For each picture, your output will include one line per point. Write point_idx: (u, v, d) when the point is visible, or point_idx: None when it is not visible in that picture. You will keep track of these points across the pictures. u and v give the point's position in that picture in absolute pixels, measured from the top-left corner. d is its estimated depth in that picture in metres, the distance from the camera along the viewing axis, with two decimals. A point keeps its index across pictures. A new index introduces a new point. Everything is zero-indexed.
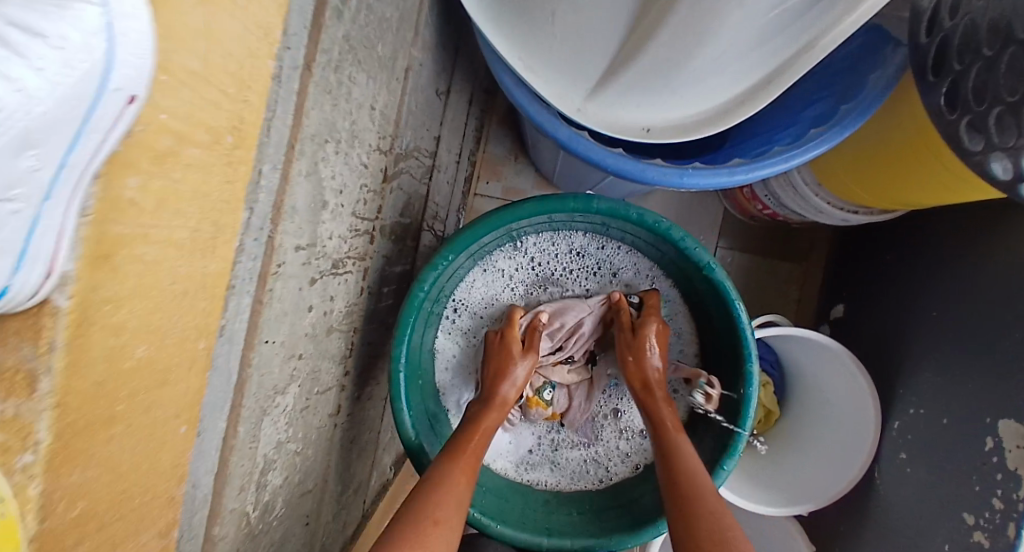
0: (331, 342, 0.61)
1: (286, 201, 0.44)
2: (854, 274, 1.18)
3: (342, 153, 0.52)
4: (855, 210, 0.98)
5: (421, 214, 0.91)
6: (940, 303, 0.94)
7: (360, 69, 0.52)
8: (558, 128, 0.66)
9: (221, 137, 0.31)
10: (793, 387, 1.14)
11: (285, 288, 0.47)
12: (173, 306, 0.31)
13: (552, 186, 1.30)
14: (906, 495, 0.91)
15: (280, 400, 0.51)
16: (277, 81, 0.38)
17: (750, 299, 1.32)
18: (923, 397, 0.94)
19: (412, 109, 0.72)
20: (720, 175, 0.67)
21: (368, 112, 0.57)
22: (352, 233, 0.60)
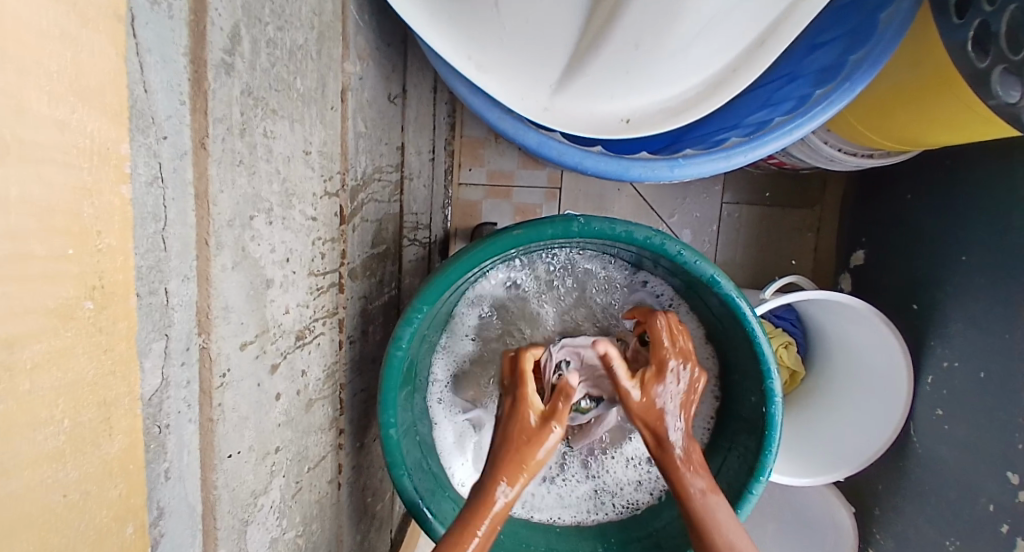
0: (314, 414, 0.56)
1: (214, 304, 0.38)
2: (873, 215, 1.09)
3: (277, 220, 0.45)
4: (869, 154, 0.89)
5: (398, 234, 0.84)
6: (972, 245, 0.86)
7: (278, 118, 0.44)
8: (525, 133, 0.57)
9: (84, 292, 0.24)
10: (817, 347, 1.10)
11: (237, 393, 0.41)
12: (93, 503, 0.25)
13: (538, 165, 1.19)
14: (947, 451, 0.88)
15: (263, 502, 0.46)
16: (153, 183, 0.31)
17: (765, 255, 1.24)
18: (958, 349, 0.88)
19: (361, 129, 0.64)
20: (717, 161, 0.58)
21: (301, 158, 0.49)
22: (313, 293, 0.54)
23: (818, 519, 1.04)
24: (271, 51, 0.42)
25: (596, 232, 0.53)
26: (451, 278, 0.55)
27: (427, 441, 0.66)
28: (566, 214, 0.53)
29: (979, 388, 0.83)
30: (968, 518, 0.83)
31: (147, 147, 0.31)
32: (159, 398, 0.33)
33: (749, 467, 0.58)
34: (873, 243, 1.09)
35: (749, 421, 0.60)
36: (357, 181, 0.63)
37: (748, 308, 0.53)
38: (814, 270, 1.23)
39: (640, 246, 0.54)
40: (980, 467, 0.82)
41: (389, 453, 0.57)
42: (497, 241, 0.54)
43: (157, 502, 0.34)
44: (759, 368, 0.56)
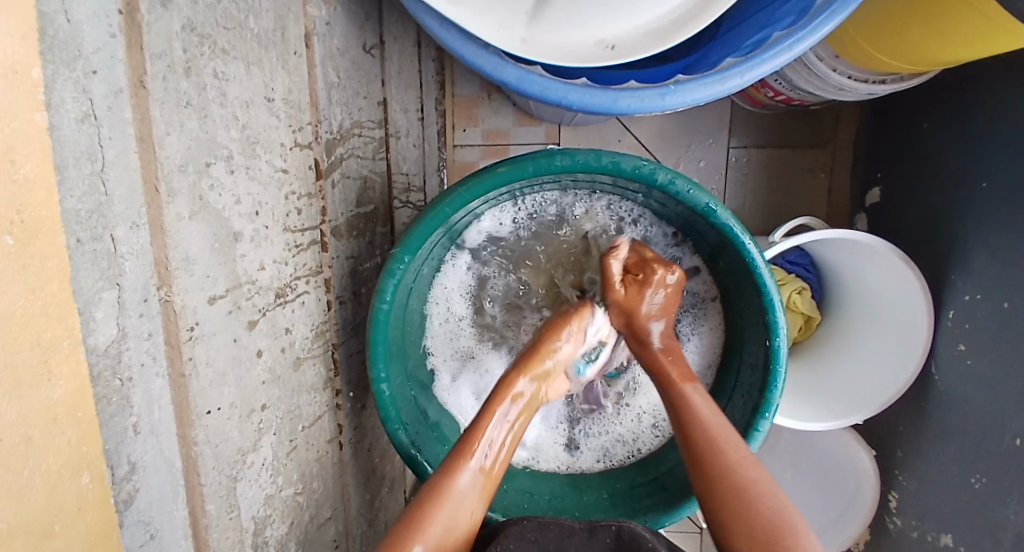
0: (304, 373, 0.55)
1: (173, 255, 0.36)
2: (889, 147, 1.02)
3: (239, 170, 0.43)
4: (880, 78, 0.83)
5: (388, 194, 0.82)
6: (994, 171, 0.80)
7: (230, 59, 0.42)
8: (503, 68, 0.53)
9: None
10: (832, 291, 1.06)
11: (210, 348, 0.40)
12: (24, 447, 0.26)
13: (534, 119, 1.15)
14: (970, 386, 0.84)
15: (253, 458, 0.46)
16: (84, 121, 0.29)
17: (777, 199, 1.18)
18: (977, 282, 0.84)
19: (334, 78, 0.61)
20: (710, 86, 0.54)
21: (262, 103, 0.46)
22: (292, 248, 0.52)
23: (838, 464, 1.02)
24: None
25: (580, 165, 0.50)
26: (433, 225, 0.53)
27: (425, 397, 0.65)
28: (548, 148, 0.50)
29: (1001, 319, 0.79)
30: (990, 454, 0.81)
31: (74, 82, 0.29)
32: (117, 349, 0.33)
33: (754, 404, 0.57)
34: (889, 178, 1.03)
35: (753, 357, 0.57)
36: (333, 135, 0.61)
37: (747, 239, 0.51)
38: (828, 211, 1.17)
39: (628, 177, 0.51)
40: (1004, 402, 0.78)
41: (382, 409, 0.56)
42: (482, 181, 0.51)
43: (127, 457, 0.34)
44: (761, 299, 0.53)
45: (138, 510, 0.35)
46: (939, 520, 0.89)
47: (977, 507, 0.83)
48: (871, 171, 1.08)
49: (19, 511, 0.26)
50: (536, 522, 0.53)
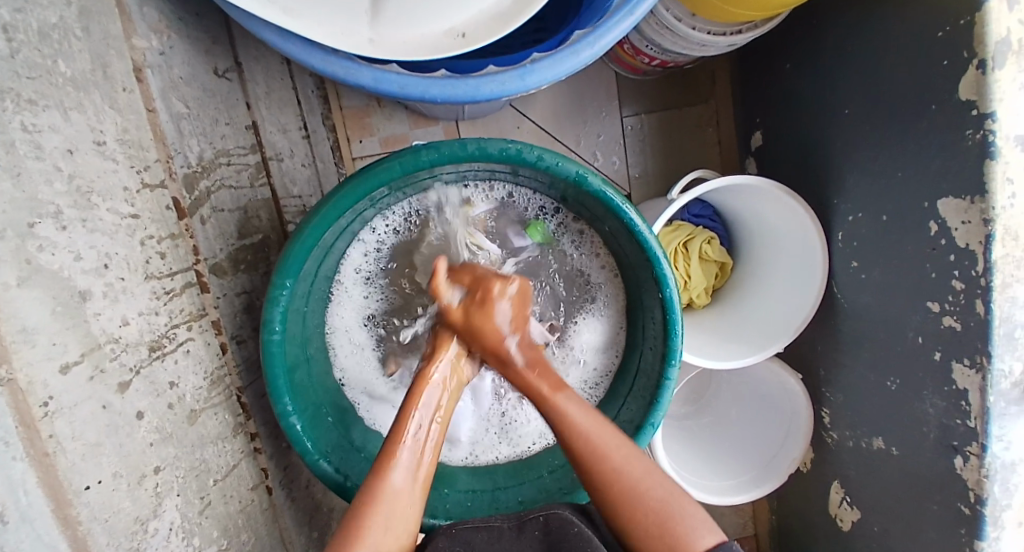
0: (205, 425, 0.51)
1: (7, 328, 0.33)
2: (762, 93, 1.09)
3: (74, 224, 0.40)
4: (738, 30, 0.88)
5: (278, 219, 0.78)
6: (851, 98, 0.88)
7: (41, 109, 0.38)
8: (357, 71, 0.52)
9: None
10: (738, 234, 1.12)
11: (75, 422, 0.37)
12: None
13: (428, 120, 1.13)
14: (868, 298, 0.92)
15: (154, 526, 0.43)
16: None
17: (674, 159, 1.23)
18: (856, 201, 0.91)
19: (182, 110, 0.57)
20: (564, 60, 0.55)
21: (92, 147, 0.43)
22: (161, 297, 0.48)
23: (773, 392, 1.08)
24: (8, 33, 0.35)
25: (448, 156, 0.49)
26: (310, 242, 0.51)
27: (348, 419, 0.62)
28: (413, 146, 0.49)
29: (883, 231, 0.87)
30: (898, 355, 0.87)
31: None
32: None
33: (662, 353, 0.58)
34: (766, 122, 1.10)
35: (654, 311, 0.59)
36: (192, 169, 0.57)
37: (623, 201, 0.52)
38: (722, 161, 1.23)
39: (497, 160, 0.51)
40: (901, 304, 0.85)
41: (297, 443, 0.53)
42: (352, 189, 0.50)
43: (3, 548, 0.30)
44: (646, 254, 0.54)
45: None
46: (870, 426, 0.96)
47: (900, 403, 0.89)
48: (751, 118, 1.15)
49: None
50: (467, 530, 0.53)
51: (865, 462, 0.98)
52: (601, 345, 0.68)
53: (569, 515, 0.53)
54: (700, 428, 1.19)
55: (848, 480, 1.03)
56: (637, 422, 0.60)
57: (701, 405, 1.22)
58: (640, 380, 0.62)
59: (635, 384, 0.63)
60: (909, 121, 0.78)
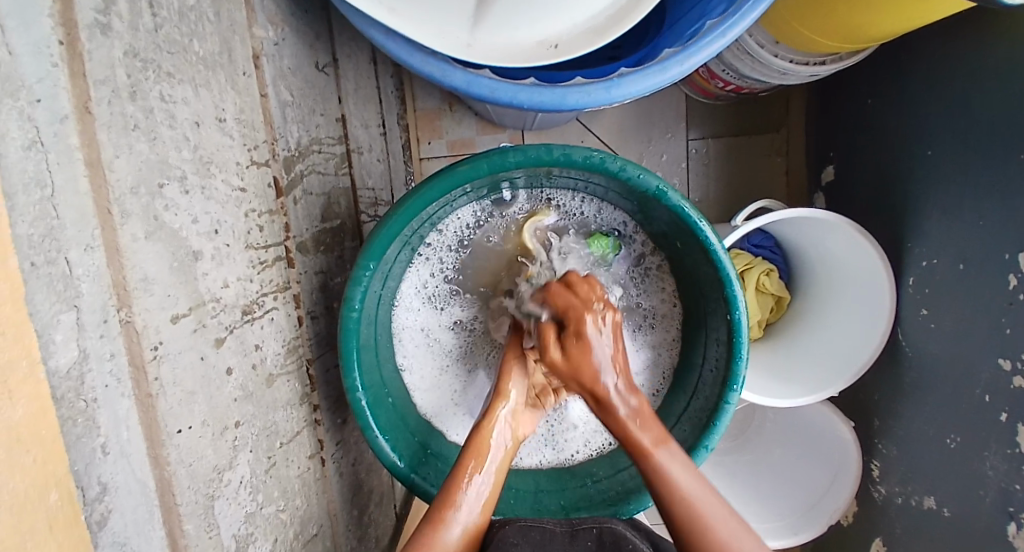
0: (279, 390, 0.55)
1: (131, 275, 0.36)
2: (839, 127, 1.07)
3: (194, 190, 0.44)
4: (822, 61, 0.87)
5: (354, 208, 0.82)
6: (937, 138, 0.85)
7: (176, 82, 0.43)
8: (451, 73, 0.55)
9: None
10: (799, 267, 1.09)
11: (177, 367, 0.40)
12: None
13: (497, 127, 1.16)
14: (936, 348, 0.87)
15: (232, 475, 0.46)
16: (30, 148, 0.30)
17: (738, 186, 1.22)
18: (933, 245, 0.87)
19: (288, 97, 0.62)
20: (652, 76, 0.56)
21: (215, 123, 0.47)
22: (257, 266, 0.52)
23: (823, 438, 1.03)
24: (155, 10, 0.40)
25: (533, 159, 0.52)
26: (395, 229, 0.54)
27: (405, 404, 0.65)
28: (500, 146, 0.52)
29: (958, 280, 0.83)
30: (962, 411, 0.83)
31: (19, 110, 0.29)
32: (79, 371, 0.33)
33: (722, 376, 0.58)
34: (840, 156, 1.07)
35: (718, 332, 0.59)
36: (291, 152, 0.61)
37: (700, 218, 0.52)
38: (788, 193, 1.21)
39: (580, 167, 0.52)
40: (970, 358, 0.81)
41: (361, 418, 0.56)
42: (440, 182, 0.53)
43: (97, 478, 0.34)
44: (716, 271, 0.55)
45: (112, 531, 0.35)
46: (923, 482, 0.91)
47: (958, 462, 0.84)
48: (823, 152, 1.12)
49: None
50: (519, 529, 0.54)
51: (914, 520, 0.93)
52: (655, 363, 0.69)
53: (623, 531, 0.54)
54: (739, 464, 1.15)
55: (894, 538, 0.98)
56: (690, 443, 0.60)
57: (741, 439, 1.17)
58: (697, 400, 0.62)
59: (691, 404, 0.63)
60: (998, 167, 0.75)
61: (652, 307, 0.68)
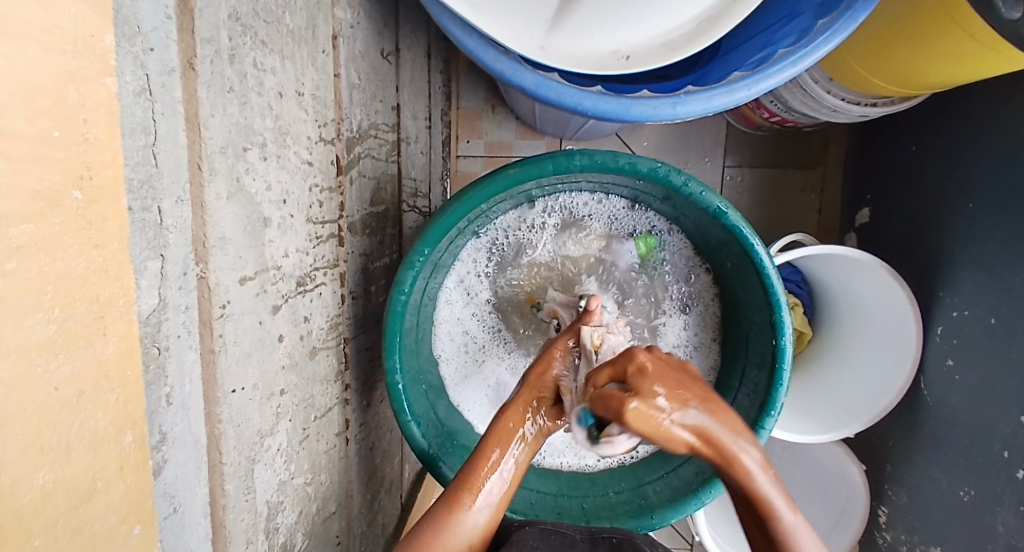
0: (318, 363, 0.56)
1: (210, 233, 0.37)
2: (878, 169, 1.07)
3: (271, 158, 0.45)
4: (873, 102, 0.87)
5: (397, 196, 0.83)
6: (979, 190, 0.85)
7: (268, 51, 0.44)
8: (522, 74, 0.56)
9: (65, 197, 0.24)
10: (823, 305, 1.09)
11: (238, 327, 0.41)
12: (73, 404, 0.26)
13: (537, 133, 1.17)
14: (957, 399, 0.87)
15: (271, 443, 0.47)
16: (140, 95, 0.31)
17: (770, 217, 1.22)
18: (966, 297, 0.87)
19: (355, 80, 0.63)
20: (718, 97, 0.57)
21: (295, 95, 0.48)
22: (313, 241, 0.53)
23: (830, 475, 1.03)
24: None
25: (598, 164, 0.53)
26: (453, 219, 0.55)
27: (437, 394, 0.66)
28: (567, 149, 0.53)
29: (988, 333, 0.82)
30: (980, 465, 0.82)
31: (134, 57, 0.30)
32: (157, 318, 0.33)
33: (760, 401, 0.58)
34: (878, 199, 1.07)
35: (760, 356, 0.60)
36: (353, 134, 0.63)
37: (757, 240, 0.54)
38: (819, 230, 1.21)
39: (643, 177, 0.54)
40: (992, 412, 0.80)
41: (396, 400, 0.58)
42: (500, 178, 0.54)
43: (158, 427, 0.34)
44: (766, 291, 0.56)
45: (166, 481, 0.35)
46: (930, 532, 0.90)
47: (969, 517, 0.83)
48: (859, 194, 1.13)
49: (67, 465, 0.26)
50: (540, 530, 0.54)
51: None
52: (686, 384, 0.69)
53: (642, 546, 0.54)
54: None
55: None
56: None
57: None
58: None
59: None
60: None
61: (693, 342, 0.69)
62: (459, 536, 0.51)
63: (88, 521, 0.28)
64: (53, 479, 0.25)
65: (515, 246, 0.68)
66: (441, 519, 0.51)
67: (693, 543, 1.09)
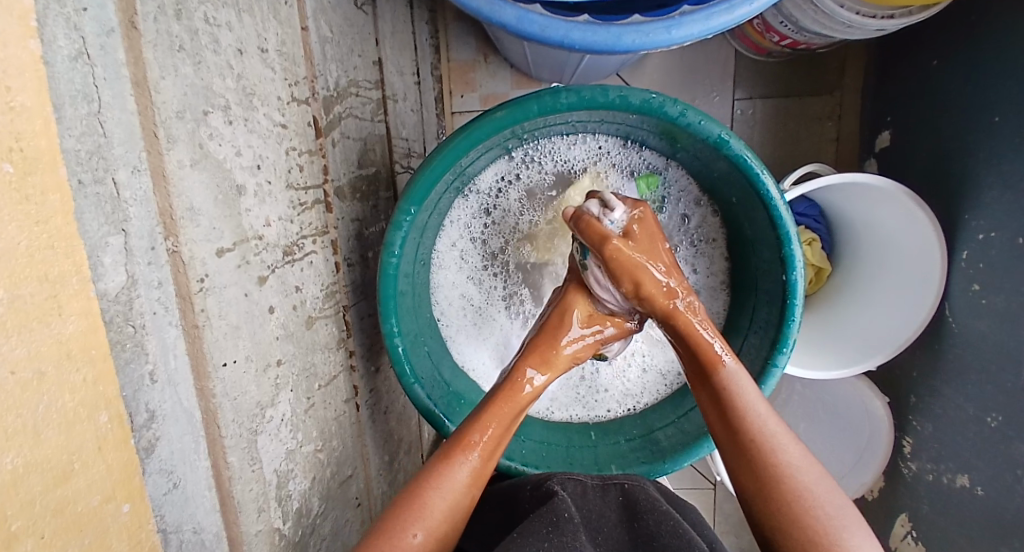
0: (317, 332, 0.55)
1: (177, 204, 0.35)
2: (900, 88, 0.99)
3: (237, 121, 0.42)
4: (891, 14, 0.79)
5: (388, 157, 0.80)
6: (1005, 103, 0.78)
7: (221, 4, 0.40)
8: (501, 9, 0.52)
9: None
10: (843, 239, 1.04)
11: (222, 301, 0.40)
12: (30, 390, 0.25)
13: (532, 81, 1.12)
14: (985, 325, 0.83)
15: (273, 414, 0.46)
16: (77, 60, 0.29)
17: (784, 151, 1.15)
18: (992, 218, 0.82)
19: (326, 33, 0.59)
20: (717, 15, 0.52)
21: (257, 53, 0.45)
22: (296, 207, 0.51)
23: (851, 412, 1.02)
24: None
25: (587, 100, 0.50)
26: (437, 173, 0.53)
27: (441, 355, 0.65)
28: (552, 87, 0.50)
29: (1016, 255, 0.77)
30: (1007, 390, 0.79)
31: (65, 18, 0.28)
32: (127, 297, 0.33)
33: (770, 339, 0.56)
34: (899, 121, 1.00)
35: (769, 293, 0.57)
36: (330, 92, 0.59)
37: (761, 168, 0.50)
38: (837, 160, 1.14)
39: (635, 111, 0.51)
40: (1022, 336, 0.77)
41: (397, 363, 0.57)
42: (487, 122, 0.51)
43: (144, 405, 0.34)
44: (772, 224, 0.53)
45: (160, 457, 0.36)
46: (956, 461, 0.88)
47: (997, 443, 0.81)
48: (880, 116, 1.05)
49: (37, 448, 0.26)
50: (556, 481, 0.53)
51: (944, 498, 0.91)
52: None
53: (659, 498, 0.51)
54: None
55: (919, 515, 0.96)
56: None
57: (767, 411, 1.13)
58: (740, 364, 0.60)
59: None
60: None
61: (703, 285, 0.66)
62: (453, 484, 0.51)
63: (69, 501, 0.29)
64: (23, 461, 0.26)
65: (505, 199, 0.66)
66: (436, 469, 0.51)
67: (714, 484, 1.10)
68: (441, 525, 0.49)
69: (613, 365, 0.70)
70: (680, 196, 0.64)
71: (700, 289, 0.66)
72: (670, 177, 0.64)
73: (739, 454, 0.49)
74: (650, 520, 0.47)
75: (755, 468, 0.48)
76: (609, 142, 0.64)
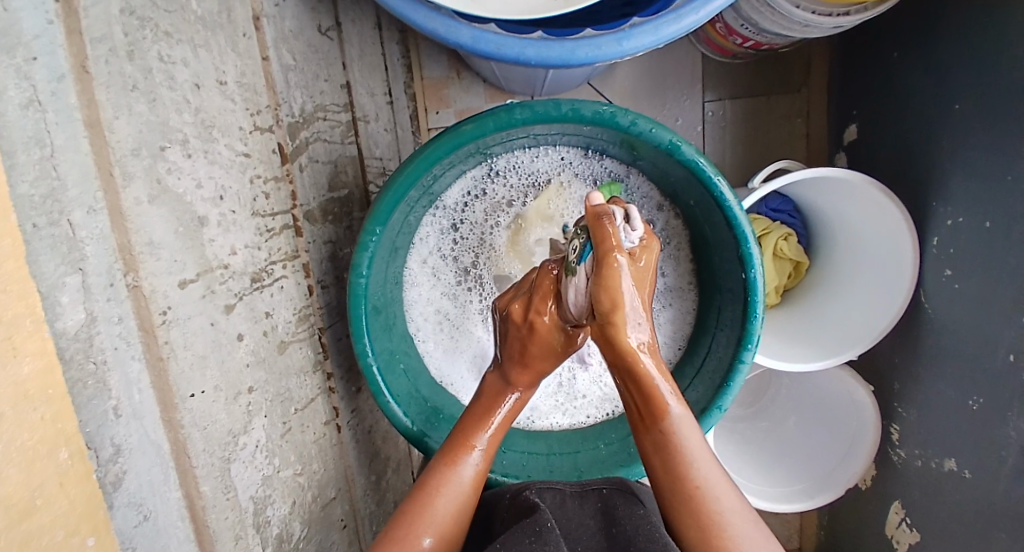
0: (291, 356, 0.55)
1: (136, 239, 0.36)
2: (863, 83, 1.01)
3: (197, 154, 0.43)
4: (845, 12, 0.81)
5: (361, 178, 0.81)
6: (964, 92, 0.80)
7: (176, 42, 0.41)
8: (457, 30, 0.53)
9: None
10: (818, 233, 1.05)
11: (187, 331, 0.40)
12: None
13: (504, 94, 1.13)
14: (959, 310, 0.84)
15: (246, 440, 0.47)
16: (28, 107, 0.29)
17: (756, 150, 1.17)
18: (959, 204, 0.83)
19: (289, 61, 0.60)
20: (666, 25, 0.53)
21: (216, 86, 0.46)
22: (263, 234, 0.52)
23: (838, 402, 1.02)
24: None
25: (540, 115, 0.52)
26: (400, 193, 0.54)
27: (417, 371, 0.65)
28: (507, 104, 0.51)
29: (984, 240, 0.79)
30: (985, 373, 0.80)
31: (15, 68, 0.28)
32: (87, 333, 0.33)
33: (736, 338, 0.57)
34: (864, 115, 1.02)
35: (732, 293, 0.58)
36: (295, 118, 0.60)
37: (714, 173, 0.52)
38: (808, 156, 1.16)
39: (589, 123, 0.53)
40: (995, 319, 0.78)
41: (371, 382, 0.57)
42: (446, 141, 0.53)
43: (110, 440, 0.34)
44: (729, 225, 0.54)
45: (129, 491, 0.36)
46: (942, 446, 0.89)
47: (979, 426, 0.82)
48: (846, 110, 1.07)
49: None
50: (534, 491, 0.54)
51: (933, 484, 0.91)
52: (670, 330, 0.67)
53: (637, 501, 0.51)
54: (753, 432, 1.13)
55: (911, 502, 0.97)
56: (703, 405, 0.60)
57: (756, 408, 1.16)
58: (710, 363, 0.61)
59: (705, 365, 0.62)
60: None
61: (671, 288, 0.67)
62: (460, 490, 0.52)
63: (34, 536, 0.29)
64: None
65: (473, 214, 0.67)
66: (441, 473, 0.52)
67: None
68: (452, 528, 0.51)
69: (591, 370, 0.71)
70: (644, 202, 0.65)
71: (669, 292, 0.67)
72: (632, 184, 0.65)
73: (675, 498, 0.47)
74: (627, 525, 0.47)
75: (688, 512, 0.46)
76: (571, 153, 0.65)
